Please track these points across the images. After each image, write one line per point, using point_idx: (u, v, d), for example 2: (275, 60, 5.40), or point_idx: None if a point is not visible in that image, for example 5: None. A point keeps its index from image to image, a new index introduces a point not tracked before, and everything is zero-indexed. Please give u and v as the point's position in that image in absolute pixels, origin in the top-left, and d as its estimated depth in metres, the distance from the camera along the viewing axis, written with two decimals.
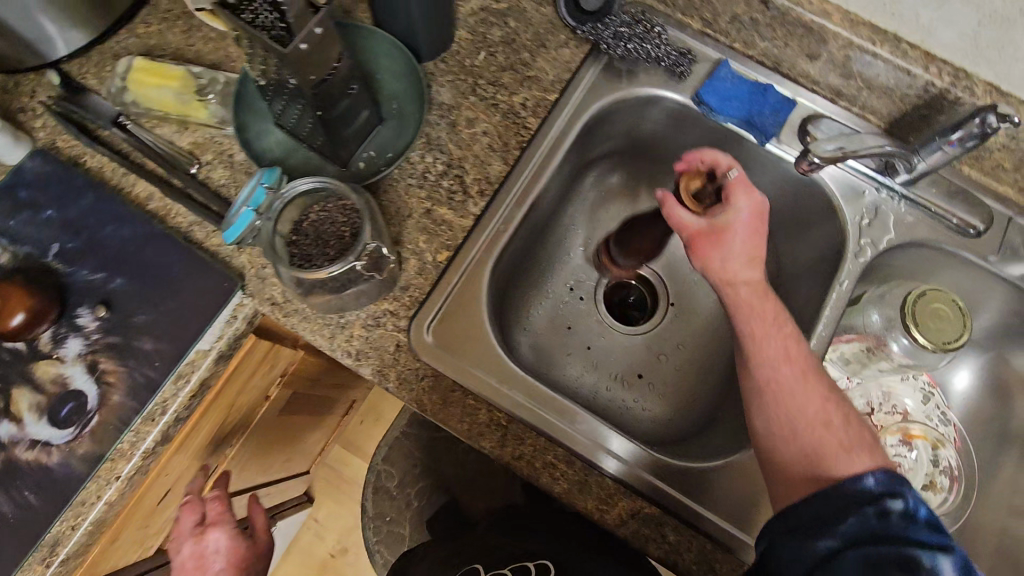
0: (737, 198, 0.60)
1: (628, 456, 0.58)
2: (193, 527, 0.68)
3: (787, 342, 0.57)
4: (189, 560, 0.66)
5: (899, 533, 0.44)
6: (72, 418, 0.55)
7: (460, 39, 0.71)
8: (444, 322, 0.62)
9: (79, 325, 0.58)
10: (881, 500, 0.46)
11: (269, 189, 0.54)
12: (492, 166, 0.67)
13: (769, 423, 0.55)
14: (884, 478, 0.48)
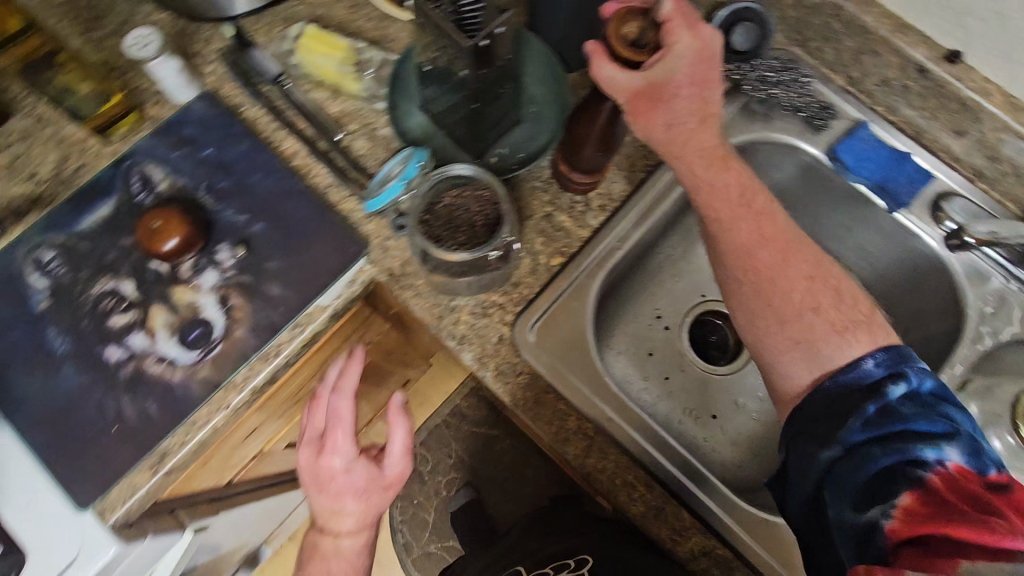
0: (674, 33, 0.51)
1: (708, 493, 0.58)
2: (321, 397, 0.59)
3: (760, 221, 0.55)
4: (316, 433, 0.59)
5: (896, 419, 0.46)
6: (199, 343, 0.59)
7: None
8: (547, 325, 0.63)
9: (217, 259, 0.62)
10: (879, 389, 0.48)
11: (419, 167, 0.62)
12: (616, 184, 0.69)
13: (772, 337, 0.53)
14: (884, 360, 0.49)
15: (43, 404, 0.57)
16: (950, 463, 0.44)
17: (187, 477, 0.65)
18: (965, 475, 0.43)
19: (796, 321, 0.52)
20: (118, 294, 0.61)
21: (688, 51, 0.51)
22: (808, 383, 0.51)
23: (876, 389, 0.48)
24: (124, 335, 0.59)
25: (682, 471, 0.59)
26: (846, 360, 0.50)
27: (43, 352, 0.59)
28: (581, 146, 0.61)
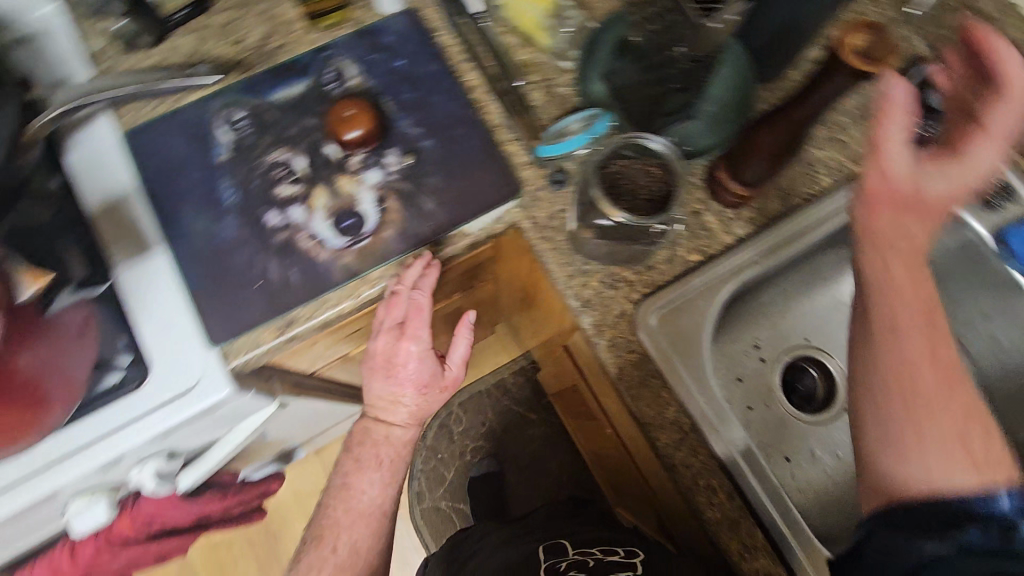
0: (894, 85, 0.46)
1: (787, 524, 0.58)
2: (389, 332, 0.63)
3: (927, 301, 0.46)
4: (379, 361, 0.65)
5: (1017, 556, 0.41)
6: (349, 232, 0.63)
7: (792, 78, 0.73)
8: (669, 315, 0.64)
9: (384, 161, 0.65)
10: (1000, 517, 0.42)
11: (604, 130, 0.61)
12: (771, 203, 0.68)
13: (890, 426, 0.45)
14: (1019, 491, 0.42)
15: (202, 244, 0.62)
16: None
17: (295, 351, 0.69)
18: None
19: (942, 410, 0.44)
20: (289, 168, 0.64)
21: (905, 103, 0.46)
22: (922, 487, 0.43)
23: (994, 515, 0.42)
24: (286, 204, 0.63)
25: (765, 497, 0.59)
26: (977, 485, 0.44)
27: (213, 198, 0.63)
28: (755, 155, 0.61)
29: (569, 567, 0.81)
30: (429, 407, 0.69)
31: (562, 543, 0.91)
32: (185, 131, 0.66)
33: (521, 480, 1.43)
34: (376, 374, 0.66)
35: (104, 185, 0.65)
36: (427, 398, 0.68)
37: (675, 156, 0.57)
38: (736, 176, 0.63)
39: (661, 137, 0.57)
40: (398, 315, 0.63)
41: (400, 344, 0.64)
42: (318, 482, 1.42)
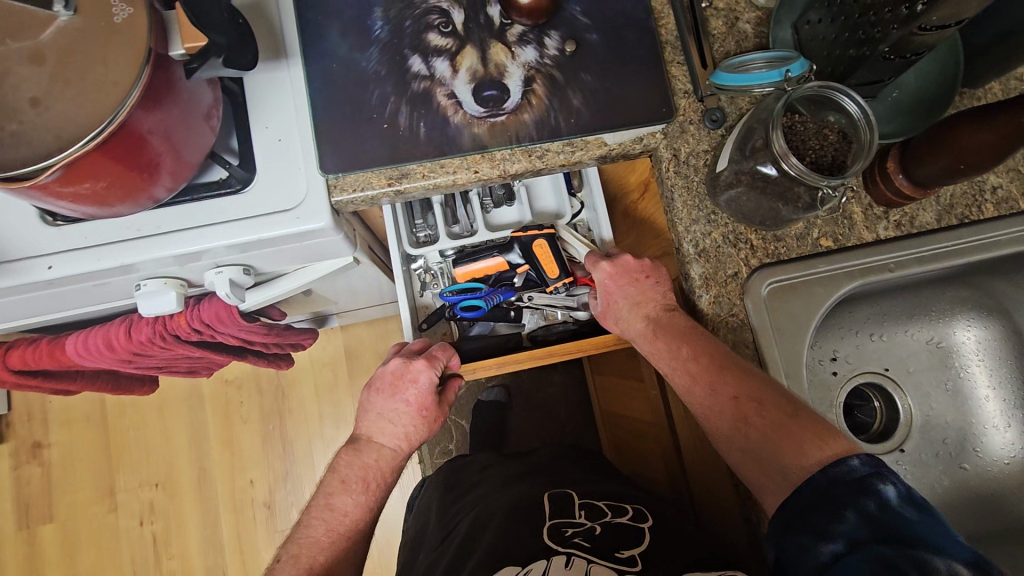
0: None
1: None
2: (398, 359, 0.67)
3: None
4: (389, 379, 0.66)
5: (909, 526, 0.42)
6: (489, 103, 0.59)
7: (992, 90, 0.66)
8: (782, 291, 0.61)
9: (544, 42, 0.61)
10: (871, 494, 0.45)
11: (784, 75, 0.55)
12: (924, 214, 0.63)
13: None
14: (871, 460, 0.46)
15: (341, 68, 0.60)
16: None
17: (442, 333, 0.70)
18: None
19: None
20: (447, 18, 0.61)
21: None
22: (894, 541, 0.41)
23: (869, 491, 0.45)
24: (433, 55, 0.60)
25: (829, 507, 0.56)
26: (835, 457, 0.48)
27: (364, 26, 0.60)
28: (938, 150, 0.53)
29: (574, 530, 0.69)
30: (415, 438, 0.68)
31: (565, 494, 0.78)
32: None
33: (523, 416, 1.43)
34: (371, 395, 0.67)
35: None
36: (416, 431, 0.67)
37: (870, 125, 0.51)
38: (910, 174, 0.58)
39: (859, 95, 0.51)
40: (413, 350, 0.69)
41: (408, 383, 0.66)
42: (336, 355, 1.45)
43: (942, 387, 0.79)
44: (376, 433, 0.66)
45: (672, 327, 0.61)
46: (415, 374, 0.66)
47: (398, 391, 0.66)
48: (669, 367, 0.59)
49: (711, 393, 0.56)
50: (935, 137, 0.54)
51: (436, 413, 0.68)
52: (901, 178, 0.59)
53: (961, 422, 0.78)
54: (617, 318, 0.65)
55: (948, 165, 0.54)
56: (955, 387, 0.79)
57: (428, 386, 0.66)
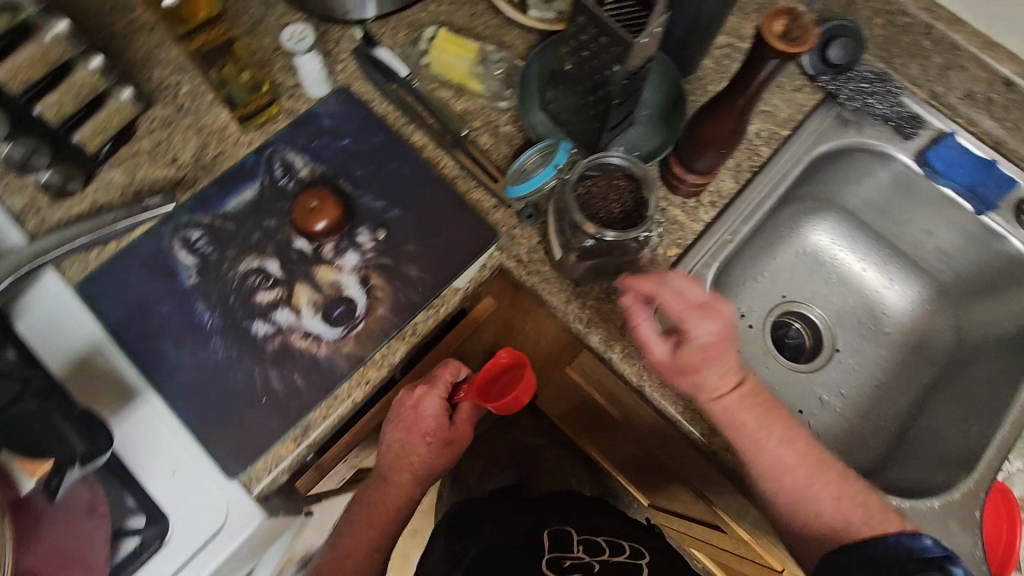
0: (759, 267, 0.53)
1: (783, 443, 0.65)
2: (426, 392, 0.70)
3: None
4: (411, 415, 0.70)
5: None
6: (343, 320, 0.61)
7: (707, 67, 0.78)
8: (667, 311, 0.67)
9: (358, 241, 0.64)
10: (935, 564, 0.50)
11: (557, 168, 0.63)
12: (724, 183, 0.73)
13: None
14: (941, 544, 0.52)
15: (194, 375, 0.59)
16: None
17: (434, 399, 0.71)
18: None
19: None
20: (264, 273, 0.63)
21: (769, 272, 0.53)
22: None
23: (940, 569, 0.50)
24: (270, 311, 0.61)
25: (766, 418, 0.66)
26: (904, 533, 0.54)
27: (193, 325, 0.61)
28: (703, 145, 0.63)
29: (572, 562, 0.82)
30: (429, 464, 0.73)
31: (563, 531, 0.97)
32: (141, 265, 0.63)
33: None
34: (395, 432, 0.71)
35: (63, 346, 0.60)
36: (422, 454, 0.71)
37: (636, 167, 0.60)
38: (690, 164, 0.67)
39: (622, 155, 0.61)
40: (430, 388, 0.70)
41: (415, 416, 0.70)
42: None
43: (830, 282, 0.87)
44: (390, 469, 0.72)
45: (745, 400, 0.57)
46: (421, 405, 0.70)
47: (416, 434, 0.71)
48: (744, 425, 0.57)
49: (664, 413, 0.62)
50: (690, 134, 0.64)
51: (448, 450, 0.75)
52: (690, 177, 0.68)
53: (862, 300, 0.86)
54: (701, 375, 0.56)
55: (711, 153, 0.64)
56: (839, 277, 0.87)
57: (434, 410, 0.70)
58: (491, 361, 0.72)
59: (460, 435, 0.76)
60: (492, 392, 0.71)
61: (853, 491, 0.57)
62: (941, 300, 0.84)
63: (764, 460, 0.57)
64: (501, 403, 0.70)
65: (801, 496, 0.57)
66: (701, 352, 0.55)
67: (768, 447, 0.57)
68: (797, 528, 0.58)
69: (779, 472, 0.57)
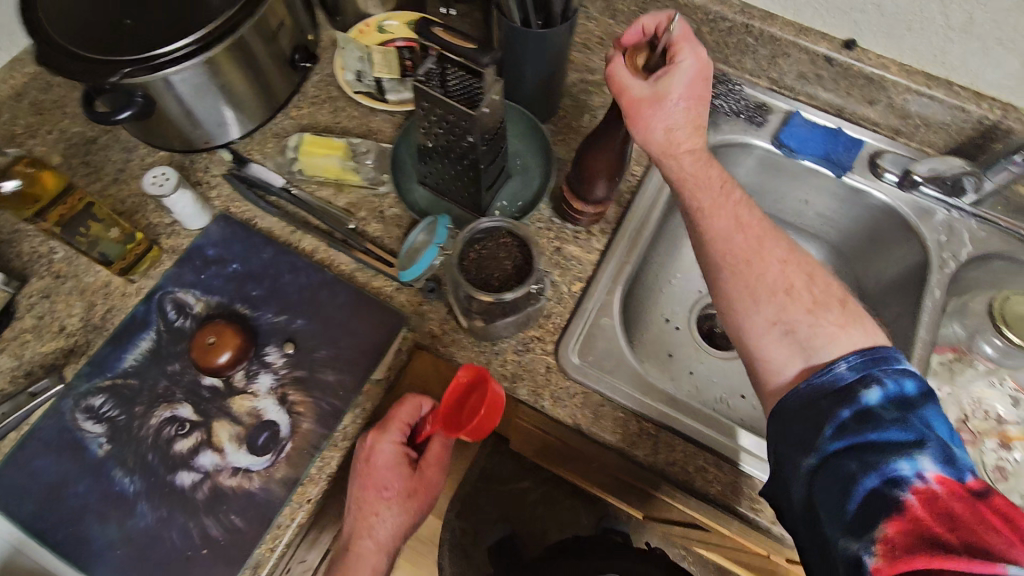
0: (682, 55, 0.57)
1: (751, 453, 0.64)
2: (391, 434, 0.60)
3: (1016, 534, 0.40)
4: (373, 469, 0.60)
5: (873, 425, 0.47)
6: (269, 446, 0.60)
7: (566, 106, 0.83)
8: (585, 343, 0.69)
9: (267, 361, 0.64)
10: (848, 397, 0.49)
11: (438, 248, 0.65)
12: (608, 208, 0.77)
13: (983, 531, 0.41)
14: (856, 365, 0.51)
15: (126, 548, 0.57)
16: (930, 474, 0.44)
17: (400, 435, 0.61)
18: (948, 488, 0.43)
19: None
20: (178, 420, 0.61)
21: (692, 65, 0.57)
22: (838, 411, 0.49)
23: (850, 396, 0.49)
24: (192, 458, 0.60)
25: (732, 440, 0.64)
26: (822, 364, 0.52)
27: (115, 496, 0.58)
28: (592, 177, 0.67)
29: None
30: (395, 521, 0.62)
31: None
32: (47, 448, 0.60)
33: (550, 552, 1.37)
34: (361, 486, 0.60)
35: None
36: (384, 509, 0.61)
37: (510, 225, 0.64)
38: (579, 185, 0.69)
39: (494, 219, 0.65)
40: (396, 434, 0.61)
41: (371, 467, 0.60)
42: None
43: None
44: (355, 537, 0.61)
45: (708, 164, 0.61)
46: (375, 454, 0.60)
47: (379, 484, 0.60)
48: (709, 179, 0.60)
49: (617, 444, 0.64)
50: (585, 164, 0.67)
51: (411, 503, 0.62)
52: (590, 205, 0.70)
53: None
54: (650, 122, 0.58)
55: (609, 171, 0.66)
56: None
57: (389, 456, 0.60)
58: (452, 384, 0.60)
59: (430, 486, 0.64)
60: (460, 423, 0.58)
61: (801, 259, 0.58)
62: (836, 259, 0.89)
63: (717, 220, 0.59)
64: (469, 432, 0.57)
65: (750, 258, 0.57)
66: (681, 80, 0.57)
67: (707, 170, 0.60)
68: (762, 322, 0.56)
69: (728, 232, 0.58)
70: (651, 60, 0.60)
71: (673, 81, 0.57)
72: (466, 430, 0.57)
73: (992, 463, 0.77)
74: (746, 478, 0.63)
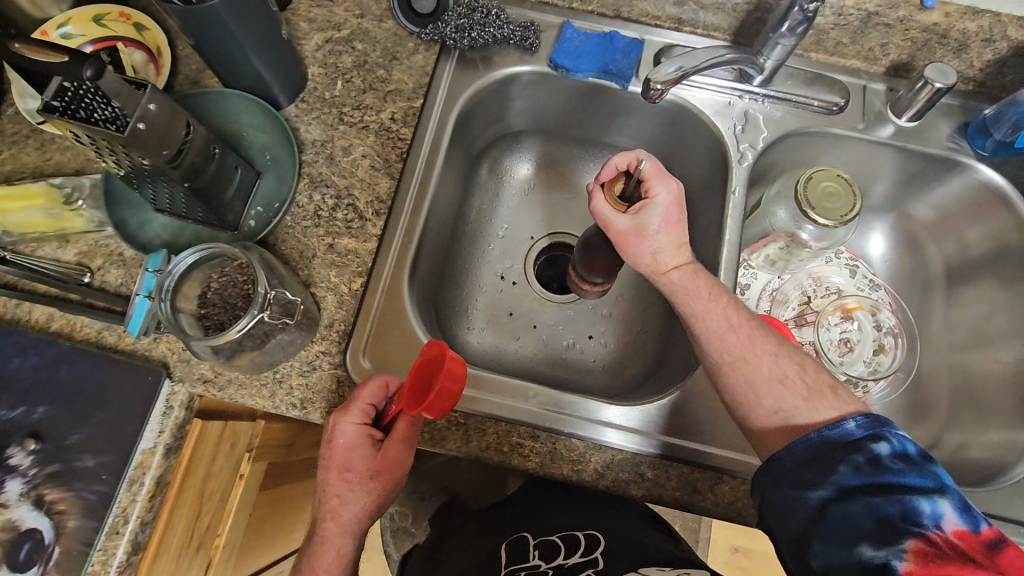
0: (656, 190, 0.61)
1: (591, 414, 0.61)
2: (355, 415, 0.57)
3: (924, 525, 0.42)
4: (339, 451, 0.56)
5: (885, 472, 0.46)
6: (34, 558, 0.55)
7: (314, 75, 0.72)
8: (376, 344, 0.63)
9: (11, 465, 0.56)
10: (862, 449, 0.47)
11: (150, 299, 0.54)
12: (380, 185, 0.68)
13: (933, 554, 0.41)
14: (866, 423, 0.49)
15: None
16: (947, 525, 0.42)
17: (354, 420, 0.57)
18: (965, 539, 0.42)
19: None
20: None
21: (667, 200, 0.61)
22: (844, 463, 0.47)
23: (860, 448, 0.47)
24: None
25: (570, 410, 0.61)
26: (833, 420, 0.51)
27: None
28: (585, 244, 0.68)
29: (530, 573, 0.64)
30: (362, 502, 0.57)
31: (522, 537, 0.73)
32: None
33: None
34: (332, 473, 0.57)
35: None
36: (353, 491, 0.57)
37: (240, 253, 0.55)
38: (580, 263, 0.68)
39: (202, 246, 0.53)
40: (361, 413, 0.57)
41: (334, 448, 0.56)
42: None
43: (562, 205, 0.86)
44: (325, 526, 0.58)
45: (696, 273, 0.61)
46: (340, 431, 0.56)
47: (352, 468, 0.57)
48: (694, 288, 0.60)
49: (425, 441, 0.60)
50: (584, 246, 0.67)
51: (378, 485, 0.58)
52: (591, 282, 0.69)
53: None
54: (638, 251, 0.62)
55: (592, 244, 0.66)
56: (565, 195, 0.86)
57: (350, 436, 0.56)
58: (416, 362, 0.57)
59: (397, 466, 0.58)
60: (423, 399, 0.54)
61: (790, 350, 0.57)
62: None
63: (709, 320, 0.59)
64: (426, 411, 0.54)
65: (747, 355, 0.56)
66: (658, 214, 0.61)
67: (689, 280, 0.61)
68: (761, 416, 0.54)
69: (720, 331, 0.58)
70: (629, 188, 0.62)
71: (651, 215, 0.61)
72: (421, 407, 0.54)
73: (835, 335, 0.80)
74: (566, 440, 0.60)
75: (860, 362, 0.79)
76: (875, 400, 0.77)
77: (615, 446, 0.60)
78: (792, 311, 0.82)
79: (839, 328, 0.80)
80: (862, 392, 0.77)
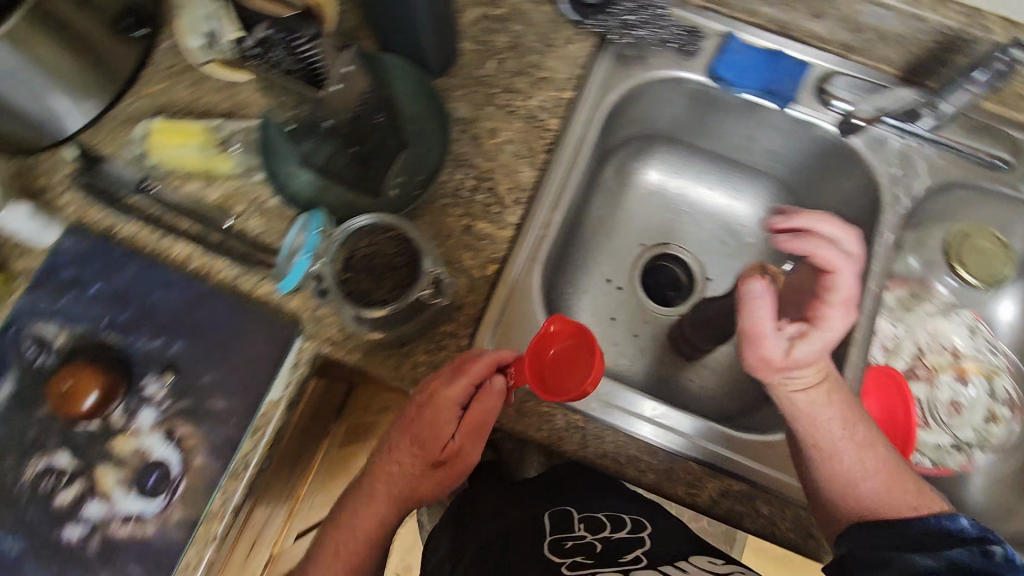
0: (750, 287, 0.58)
1: (692, 431, 0.61)
2: (462, 387, 0.55)
3: None
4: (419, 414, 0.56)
5: (1000, 561, 0.45)
6: (160, 488, 0.55)
7: (467, 51, 0.71)
8: (502, 334, 0.62)
9: (147, 394, 0.57)
10: (974, 541, 0.47)
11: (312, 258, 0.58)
12: (521, 173, 0.68)
13: None
14: (979, 524, 0.48)
15: None
16: None
17: (457, 393, 0.55)
18: None
19: None
20: (55, 470, 0.56)
21: (756, 295, 0.58)
22: (954, 548, 0.47)
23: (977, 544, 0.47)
24: (77, 510, 0.55)
25: (660, 424, 0.61)
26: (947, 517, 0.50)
27: None
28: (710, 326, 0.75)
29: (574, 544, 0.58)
30: (414, 480, 0.57)
31: (564, 509, 0.65)
32: None
33: None
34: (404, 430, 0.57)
35: None
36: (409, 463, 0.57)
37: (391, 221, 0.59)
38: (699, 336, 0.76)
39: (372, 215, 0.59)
40: (465, 389, 0.55)
41: (417, 411, 0.56)
42: None
43: (680, 218, 0.85)
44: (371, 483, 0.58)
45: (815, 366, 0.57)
46: (434, 398, 0.55)
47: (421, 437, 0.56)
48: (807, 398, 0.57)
49: (543, 438, 0.60)
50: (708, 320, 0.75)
51: (435, 469, 0.57)
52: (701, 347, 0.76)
53: (714, 221, 0.84)
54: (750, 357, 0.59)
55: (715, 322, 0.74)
56: (684, 208, 0.85)
57: (440, 406, 0.55)
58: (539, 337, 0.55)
59: (462, 459, 0.57)
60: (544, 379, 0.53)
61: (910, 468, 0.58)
62: (786, 197, 0.82)
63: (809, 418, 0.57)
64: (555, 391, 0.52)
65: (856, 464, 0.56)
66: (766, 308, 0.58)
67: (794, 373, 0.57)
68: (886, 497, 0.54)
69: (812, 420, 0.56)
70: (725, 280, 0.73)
71: (751, 314, 0.58)
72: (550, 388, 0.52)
73: (945, 396, 0.76)
74: (679, 460, 0.60)
75: (969, 427, 0.75)
76: (979, 466, 0.74)
77: (730, 474, 0.59)
78: (902, 364, 0.76)
79: (951, 390, 0.76)
80: (964, 457, 0.75)
